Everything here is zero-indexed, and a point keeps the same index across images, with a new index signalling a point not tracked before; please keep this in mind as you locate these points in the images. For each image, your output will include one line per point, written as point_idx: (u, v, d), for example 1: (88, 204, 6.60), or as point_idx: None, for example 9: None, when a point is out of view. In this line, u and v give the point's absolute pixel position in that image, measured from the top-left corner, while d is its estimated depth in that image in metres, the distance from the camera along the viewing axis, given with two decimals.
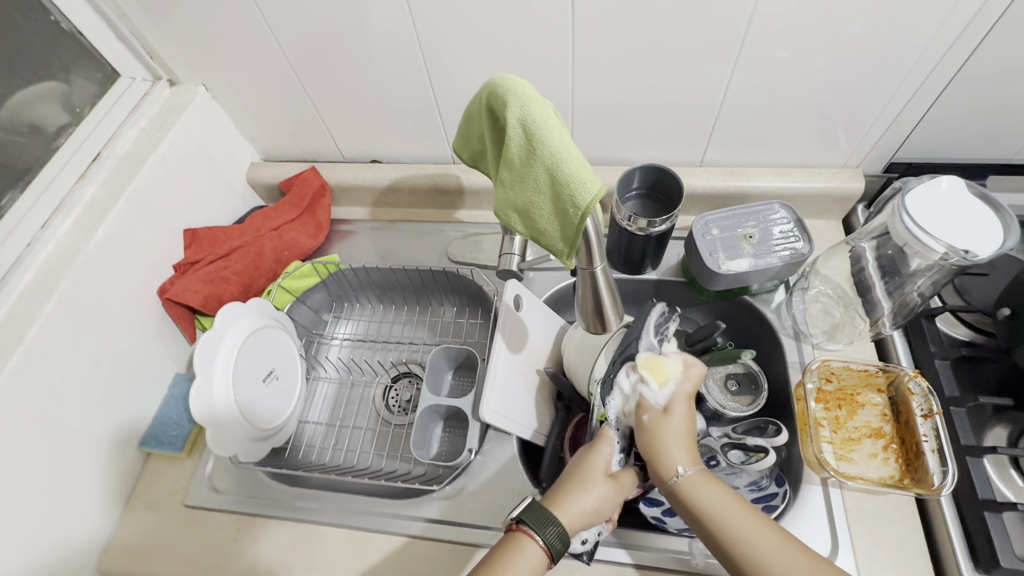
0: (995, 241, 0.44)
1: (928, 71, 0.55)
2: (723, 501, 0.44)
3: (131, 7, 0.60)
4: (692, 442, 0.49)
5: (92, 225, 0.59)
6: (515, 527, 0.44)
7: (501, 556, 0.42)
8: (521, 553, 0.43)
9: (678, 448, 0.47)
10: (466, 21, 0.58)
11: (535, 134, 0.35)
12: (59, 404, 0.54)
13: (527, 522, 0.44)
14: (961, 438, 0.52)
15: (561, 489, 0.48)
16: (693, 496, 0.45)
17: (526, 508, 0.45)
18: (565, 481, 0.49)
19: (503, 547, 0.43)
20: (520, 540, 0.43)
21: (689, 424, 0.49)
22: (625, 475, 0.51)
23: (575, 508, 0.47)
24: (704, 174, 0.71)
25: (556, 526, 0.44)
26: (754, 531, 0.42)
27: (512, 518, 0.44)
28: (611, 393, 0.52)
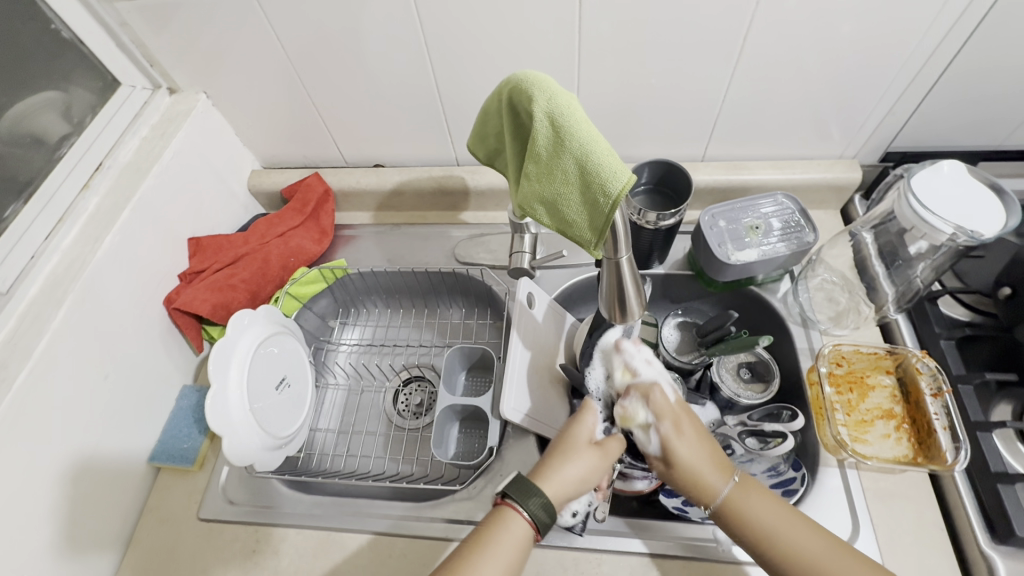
0: (1000, 220, 0.46)
1: (920, 63, 0.58)
2: (778, 517, 0.46)
3: (133, 15, 0.60)
4: (709, 458, 0.49)
5: (98, 235, 0.58)
6: (499, 502, 0.45)
7: (485, 529, 0.44)
8: (505, 525, 0.44)
9: (702, 475, 0.48)
10: (473, 23, 0.58)
11: (563, 125, 0.36)
12: (70, 418, 0.53)
13: (509, 494, 0.45)
14: (970, 414, 0.53)
15: (546, 461, 0.49)
16: (746, 515, 0.46)
17: (511, 482, 0.46)
18: (551, 453, 0.50)
19: (489, 521, 0.44)
20: (504, 513, 0.44)
21: (692, 444, 0.49)
22: (613, 443, 0.52)
23: (560, 478, 0.48)
24: (706, 169, 0.72)
25: (540, 496, 0.45)
26: (814, 544, 0.44)
27: (496, 493, 0.46)
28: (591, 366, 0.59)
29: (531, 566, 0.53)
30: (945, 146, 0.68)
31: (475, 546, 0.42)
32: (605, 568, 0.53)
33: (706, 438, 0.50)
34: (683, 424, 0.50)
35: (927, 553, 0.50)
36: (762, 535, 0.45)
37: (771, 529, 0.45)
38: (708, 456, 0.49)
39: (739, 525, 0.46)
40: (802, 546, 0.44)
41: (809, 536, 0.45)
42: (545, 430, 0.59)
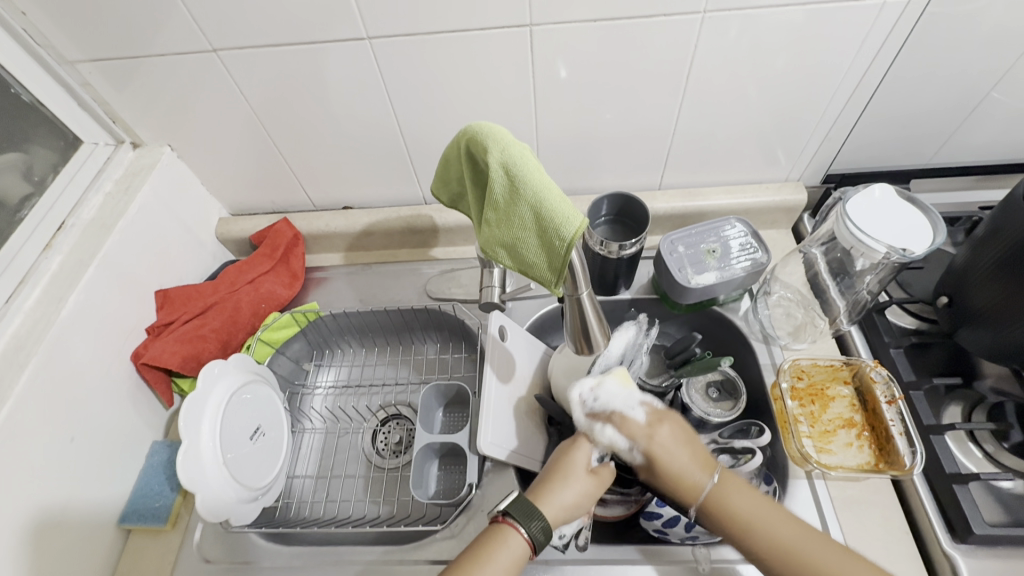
0: (927, 238, 0.50)
1: (849, 93, 0.63)
2: (754, 503, 0.48)
3: (95, 75, 0.61)
4: (691, 462, 0.50)
5: (63, 295, 0.58)
6: (500, 519, 0.46)
7: (486, 546, 0.45)
8: (506, 543, 0.45)
9: (683, 479, 0.50)
10: (432, 70, 0.61)
11: (517, 175, 0.38)
12: (33, 486, 0.52)
13: (511, 514, 0.46)
14: (923, 418, 0.56)
15: (545, 481, 0.50)
16: (723, 501, 0.49)
17: (513, 501, 0.47)
18: (548, 475, 0.51)
19: (488, 538, 0.45)
20: (504, 531, 0.46)
21: (669, 454, 0.50)
22: (609, 468, 0.53)
23: (558, 503, 0.49)
24: (664, 197, 0.76)
25: (541, 520, 0.46)
26: (786, 529, 0.47)
27: (497, 510, 0.46)
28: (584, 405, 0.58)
29: None
30: (879, 166, 0.73)
31: (476, 561, 0.44)
32: None
33: (685, 440, 0.52)
34: (659, 436, 0.51)
35: (897, 556, 0.52)
36: (743, 519, 0.48)
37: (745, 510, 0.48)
38: (688, 458, 0.51)
39: (718, 516, 0.49)
40: (775, 530, 0.47)
41: (781, 519, 0.48)
42: (523, 461, 0.60)
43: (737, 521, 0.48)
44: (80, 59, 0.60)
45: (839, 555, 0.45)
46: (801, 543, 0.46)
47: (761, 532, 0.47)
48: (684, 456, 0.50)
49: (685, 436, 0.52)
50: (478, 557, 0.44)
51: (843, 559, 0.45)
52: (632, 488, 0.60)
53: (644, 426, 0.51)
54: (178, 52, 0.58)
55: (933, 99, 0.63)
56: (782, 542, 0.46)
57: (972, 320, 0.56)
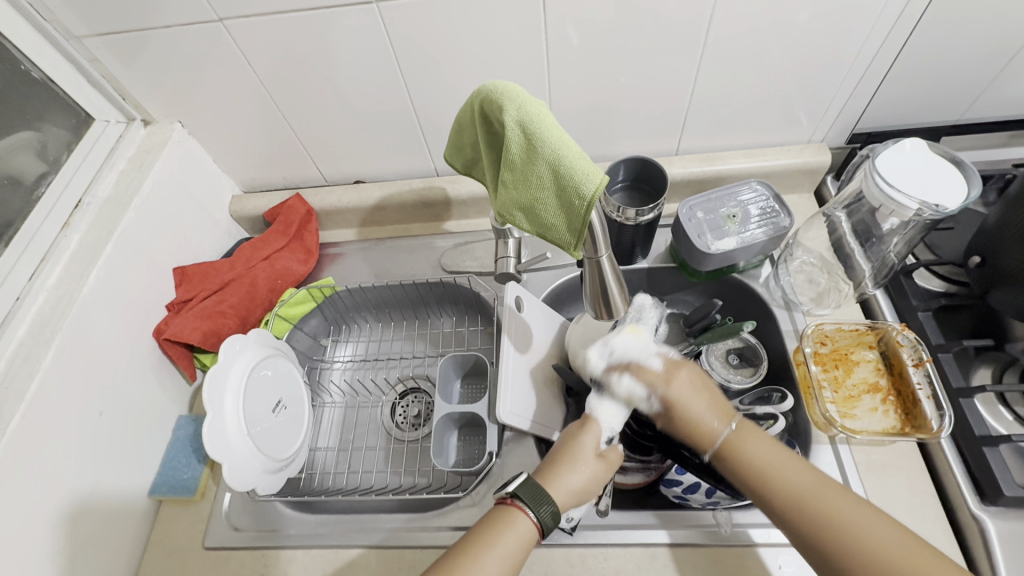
0: (961, 194, 0.49)
1: (877, 45, 0.59)
2: (776, 455, 0.47)
3: (102, 51, 0.61)
4: (706, 409, 0.51)
5: (83, 272, 0.59)
6: (510, 501, 0.46)
7: (494, 528, 0.44)
8: (515, 528, 0.44)
9: (700, 424, 0.51)
10: (443, 33, 0.59)
11: (534, 133, 0.37)
12: (66, 458, 0.53)
13: (520, 496, 0.45)
14: (952, 380, 0.55)
15: (552, 464, 0.50)
16: (742, 453, 0.48)
17: (523, 484, 0.46)
18: (556, 458, 0.51)
19: (493, 521, 0.45)
20: (513, 514, 0.45)
21: (687, 403, 0.51)
22: (614, 452, 0.52)
23: (566, 487, 0.48)
24: (681, 162, 0.74)
25: (551, 505, 0.46)
26: (809, 480, 0.45)
27: (505, 491, 0.46)
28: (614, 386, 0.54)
29: (538, 565, 0.54)
30: (908, 123, 0.70)
31: (484, 544, 0.43)
32: (611, 562, 0.53)
33: (703, 386, 0.53)
34: (676, 384, 0.52)
35: (922, 519, 0.51)
36: (758, 469, 0.47)
37: (758, 461, 0.47)
38: (706, 406, 0.51)
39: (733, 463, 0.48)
40: (790, 479, 0.45)
41: (796, 470, 0.46)
42: (541, 430, 0.59)
43: (752, 470, 0.47)
44: (88, 35, 0.59)
45: (860, 510, 0.43)
46: (820, 495, 0.44)
47: (782, 486, 0.45)
48: (702, 402, 0.51)
49: (700, 385, 0.53)
50: (485, 543, 0.43)
51: (865, 516, 0.42)
52: (651, 455, 0.61)
53: (661, 372, 0.53)
54: (184, 24, 0.57)
55: (968, 49, 0.60)
56: (799, 495, 0.44)
57: (1005, 279, 0.54)
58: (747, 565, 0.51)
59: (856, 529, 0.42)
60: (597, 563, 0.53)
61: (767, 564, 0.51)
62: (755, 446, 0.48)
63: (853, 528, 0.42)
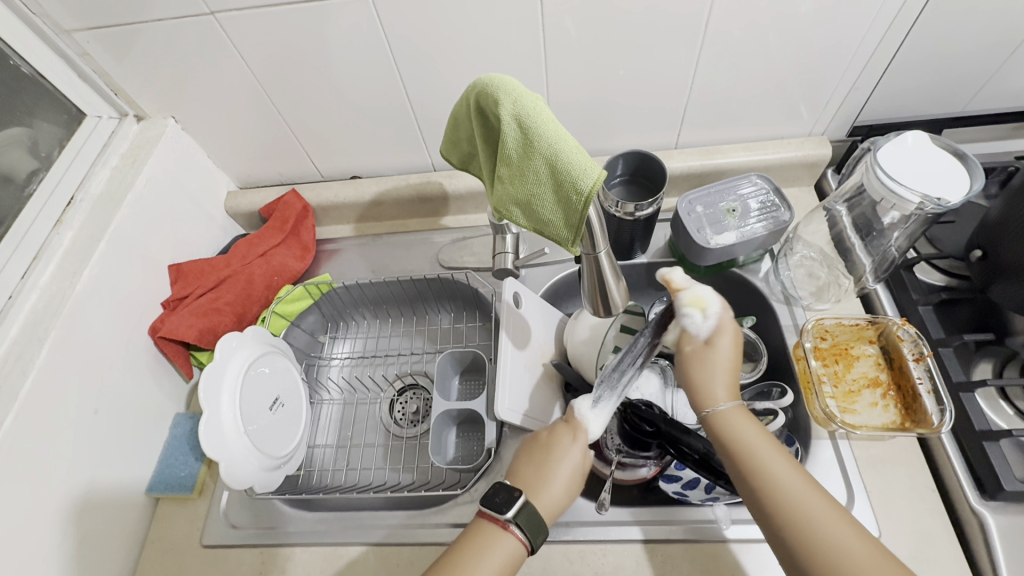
0: (963, 187, 0.48)
1: (879, 36, 0.59)
2: (760, 437, 0.45)
3: (93, 44, 0.60)
4: (721, 375, 0.48)
5: (76, 270, 0.58)
6: (507, 528, 0.44)
7: (492, 556, 0.43)
8: (513, 557, 0.43)
9: (708, 383, 0.48)
10: (438, 25, 0.58)
11: (532, 127, 0.36)
12: (61, 458, 0.53)
13: (521, 525, 0.44)
14: (952, 375, 0.55)
15: (544, 482, 0.48)
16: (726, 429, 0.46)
17: (525, 513, 0.44)
18: (546, 472, 0.49)
19: (491, 547, 0.43)
20: (511, 544, 0.44)
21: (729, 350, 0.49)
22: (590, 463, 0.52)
23: (554, 508, 0.48)
24: (680, 156, 0.73)
25: (544, 534, 0.46)
26: (782, 466, 0.43)
27: (504, 517, 0.44)
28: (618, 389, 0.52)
29: (537, 561, 0.54)
30: (909, 115, 0.69)
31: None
32: (610, 558, 0.53)
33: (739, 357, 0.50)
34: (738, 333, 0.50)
35: (922, 514, 0.51)
36: (739, 445, 0.45)
37: (741, 434, 0.45)
38: (721, 371, 0.48)
39: (717, 439, 0.46)
40: (767, 463, 0.43)
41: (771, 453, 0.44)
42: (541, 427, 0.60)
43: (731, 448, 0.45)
44: (77, 29, 0.58)
45: (831, 512, 0.40)
46: (790, 483, 0.42)
47: (758, 463, 0.43)
48: (727, 366, 0.48)
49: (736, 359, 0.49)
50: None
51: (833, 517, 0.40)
52: (650, 451, 0.59)
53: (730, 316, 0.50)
54: (175, 17, 0.56)
55: (971, 41, 0.59)
56: (770, 477, 0.42)
57: (1006, 274, 0.54)
58: (746, 562, 0.51)
59: (818, 526, 0.39)
60: (596, 559, 0.53)
61: (766, 560, 0.51)
62: (744, 425, 0.46)
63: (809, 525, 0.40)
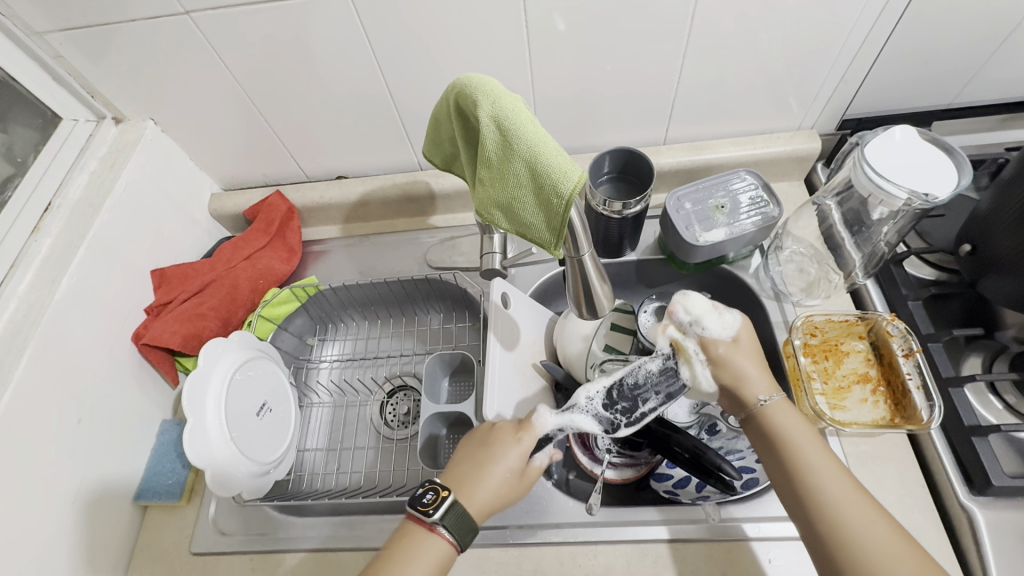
0: (952, 182, 0.48)
1: (866, 29, 0.58)
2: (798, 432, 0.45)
3: (67, 46, 0.59)
4: (764, 379, 0.48)
5: (55, 277, 0.57)
6: (435, 529, 0.43)
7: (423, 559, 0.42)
8: (444, 555, 0.43)
9: (750, 381, 0.48)
10: (420, 22, 0.57)
11: (510, 129, 0.36)
12: (45, 468, 0.52)
13: (447, 525, 0.43)
14: (942, 370, 0.54)
15: (472, 477, 0.47)
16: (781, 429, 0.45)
17: (449, 511, 0.44)
18: (479, 466, 0.48)
19: (420, 546, 0.43)
20: (437, 543, 0.43)
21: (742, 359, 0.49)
22: (535, 467, 0.50)
23: (484, 501, 0.46)
24: (669, 152, 0.73)
25: (472, 531, 0.45)
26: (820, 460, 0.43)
27: (432, 520, 0.43)
28: (630, 400, 0.51)
29: (527, 565, 0.53)
30: (899, 108, 0.69)
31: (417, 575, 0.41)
32: (601, 559, 0.53)
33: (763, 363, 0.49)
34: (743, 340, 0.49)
35: (911, 510, 0.51)
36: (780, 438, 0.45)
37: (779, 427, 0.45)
38: (760, 375, 0.48)
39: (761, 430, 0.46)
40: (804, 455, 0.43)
41: (824, 457, 0.43)
42: None
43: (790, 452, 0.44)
44: (50, 30, 0.57)
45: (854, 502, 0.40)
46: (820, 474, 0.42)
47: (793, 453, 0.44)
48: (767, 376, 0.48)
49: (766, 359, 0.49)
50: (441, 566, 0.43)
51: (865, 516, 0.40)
52: (641, 451, 0.60)
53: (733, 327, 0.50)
54: (151, 17, 0.55)
55: (959, 32, 0.58)
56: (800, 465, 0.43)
57: (996, 267, 0.53)
58: (737, 560, 0.51)
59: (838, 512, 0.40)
60: (587, 560, 0.53)
61: (758, 559, 0.51)
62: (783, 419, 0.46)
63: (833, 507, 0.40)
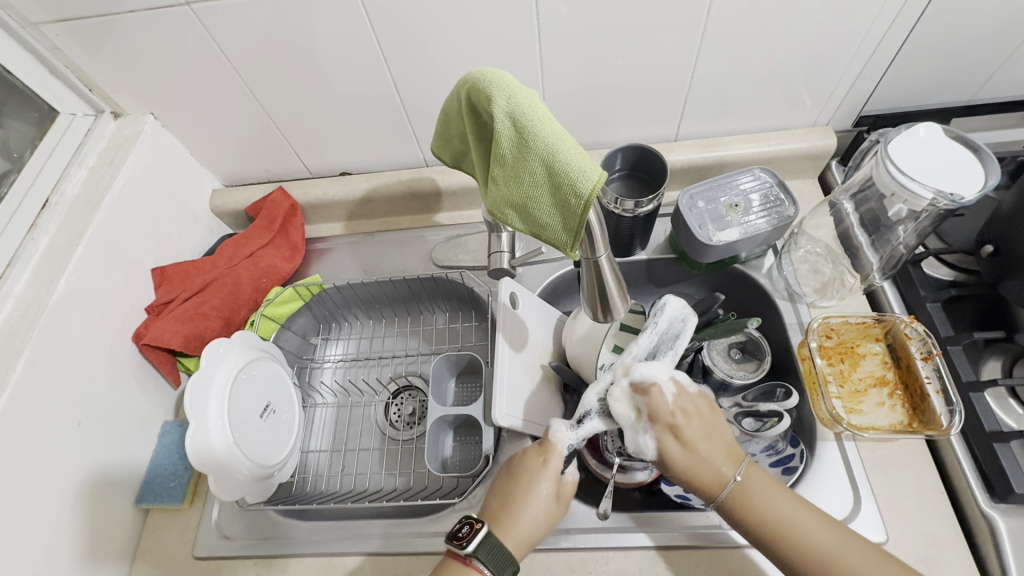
0: (978, 182, 0.46)
1: (887, 24, 0.56)
2: (780, 503, 0.45)
3: (63, 38, 0.57)
4: (715, 451, 0.47)
5: (53, 276, 0.56)
6: (470, 562, 0.43)
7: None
8: None
9: (702, 470, 0.46)
10: (428, 16, 0.55)
11: (527, 125, 0.34)
12: (44, 473, 0.51)
13: (481, 559, 0.43)
14: (962, 375, 0.53)
15: (506, 514, 0.47)
16: (751, 506, 0.45)
17: (481, 543, 0.43)
18: (512, 500, 0.48)
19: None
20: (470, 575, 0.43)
21: (691, 450, 0.47)
22: (569, 485, 0.50)
23: (520, 535, 0.46)
24: (681, 149, 0.71)
25: (511, 564, 0.44)
26: (810, 521, 0.44)
27: (466, 552, 0.43)
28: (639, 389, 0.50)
29: (537, 571, 0.52)
30: (916, 105, 0.67)
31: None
32: (613, 565, 0.52)
33: (708, 433, 0.47)
34: (684, 432, 0.46)
35: (930, 517, 0.50)
36: (769, 520, 0.44)
37: (762, 505, 0.45)
38: (711, 447, 0.47)
39: (741, 513, 0.45)
40: (800, 527, 0.44)
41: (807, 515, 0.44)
42: (536, 430, 0.57)
43: (770, 528, 0.44)
44: (46, 21, 0.55)
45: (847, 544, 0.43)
46: (816, 534, 0.43)
47: (790, 528, 0.44)
48: (709, 448, 0.47)
49: (712, 424, 0.48)
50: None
51: (875, 561, 0.42)
52: (651, 455, 0.58)
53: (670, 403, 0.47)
54: (149, 8, 0.53)
55: (982, 27, 0.56)
56: (791, 526, 0.44)
57: (1018, 270, 0.52)
58: (753, 566, 0.50)
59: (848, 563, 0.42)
60: (598, 566, 0.52)
61: (772, 563, 0.50)
62: (764, 495, 0.45)
63: (838, 557, 0.42)
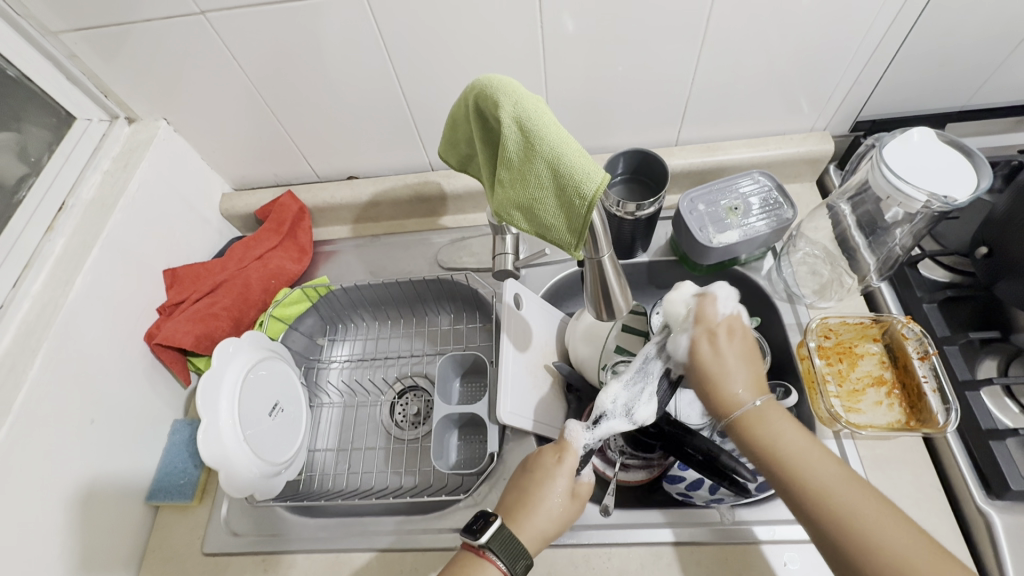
0: (970, 184, 0.48)
1: (882, 31, 0.58)
2: (800, 441, 0.43)
3: (81, 46, 0.59)
4: (742, 372, 0.46)
5: (69, 277, 0.57)
6: (484, 554, 0.44)
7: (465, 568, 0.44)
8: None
9: (724, 385, 0.46)
10: (435, 25, 0.57)
11: (533, 129, 0.36)
12: (59, 469, 0.52)
13: (495, 551, 0.44)
14: (958, 374, 0.54)
15: (521, 509, 0.48)
16: (765, 431, 0.44)
17: (495, 534, 0.44)
18: (527, 495, 0.49)
19: (464, 568, 0.44)
20: (482, 564, 0.44)
21: (721, 369, 0.47)
22: (586, 485, 0.51)
23: (535, 530, 0.47)
24: (681, 153, 0.72)
25: (524, 557, 0.45)
26: (835, 473, 0.41)
27: (479, 543, 0.44)
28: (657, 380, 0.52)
29: (542, 568, 0.53)
30: (912, 111, 0.69)
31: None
32: (616, 561, 0.53)
33: (745, 358, 0.47)
34: (714, 347, 0.47)
35: (927, 514, 0.51)
36: (785, 456, 0.42)
37: (790, 442, 0.43)
38: (746, 373, 0.46)
39: (754, 434, 0.44)
40: (819, 471, 0.41)
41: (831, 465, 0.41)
42: (541, 428, 0.58)
43: (778, 457, 0.43)
44: (64, 30, 0.57)
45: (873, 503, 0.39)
46: (836, 483, 0.40)
47: (808, 468, 0.41)
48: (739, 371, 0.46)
49: (748, 353, 0.48)
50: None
51: (902, 528, 0.38)
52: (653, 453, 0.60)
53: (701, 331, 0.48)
54: (165, 17, 0.55)
55: (975, 35, 0.58)
56: (814, 480, 0.41)
57: (1011, 271, 0.53)
58: (754, 563, 0.51)
59: (867, 525, 0.38)
60: (601, 562, 0.53)
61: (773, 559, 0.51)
62: (794, 434, 0.43)
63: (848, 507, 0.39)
